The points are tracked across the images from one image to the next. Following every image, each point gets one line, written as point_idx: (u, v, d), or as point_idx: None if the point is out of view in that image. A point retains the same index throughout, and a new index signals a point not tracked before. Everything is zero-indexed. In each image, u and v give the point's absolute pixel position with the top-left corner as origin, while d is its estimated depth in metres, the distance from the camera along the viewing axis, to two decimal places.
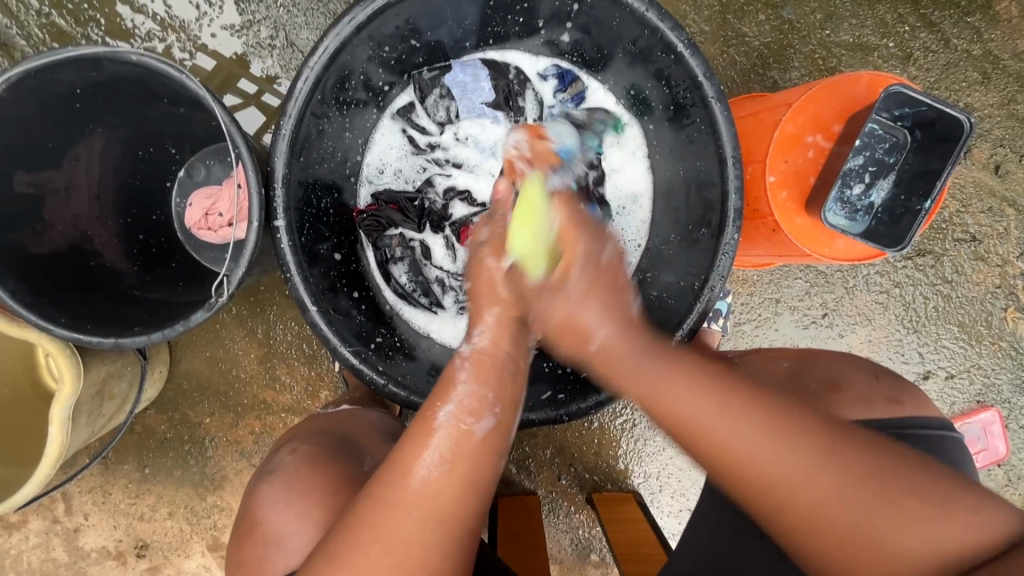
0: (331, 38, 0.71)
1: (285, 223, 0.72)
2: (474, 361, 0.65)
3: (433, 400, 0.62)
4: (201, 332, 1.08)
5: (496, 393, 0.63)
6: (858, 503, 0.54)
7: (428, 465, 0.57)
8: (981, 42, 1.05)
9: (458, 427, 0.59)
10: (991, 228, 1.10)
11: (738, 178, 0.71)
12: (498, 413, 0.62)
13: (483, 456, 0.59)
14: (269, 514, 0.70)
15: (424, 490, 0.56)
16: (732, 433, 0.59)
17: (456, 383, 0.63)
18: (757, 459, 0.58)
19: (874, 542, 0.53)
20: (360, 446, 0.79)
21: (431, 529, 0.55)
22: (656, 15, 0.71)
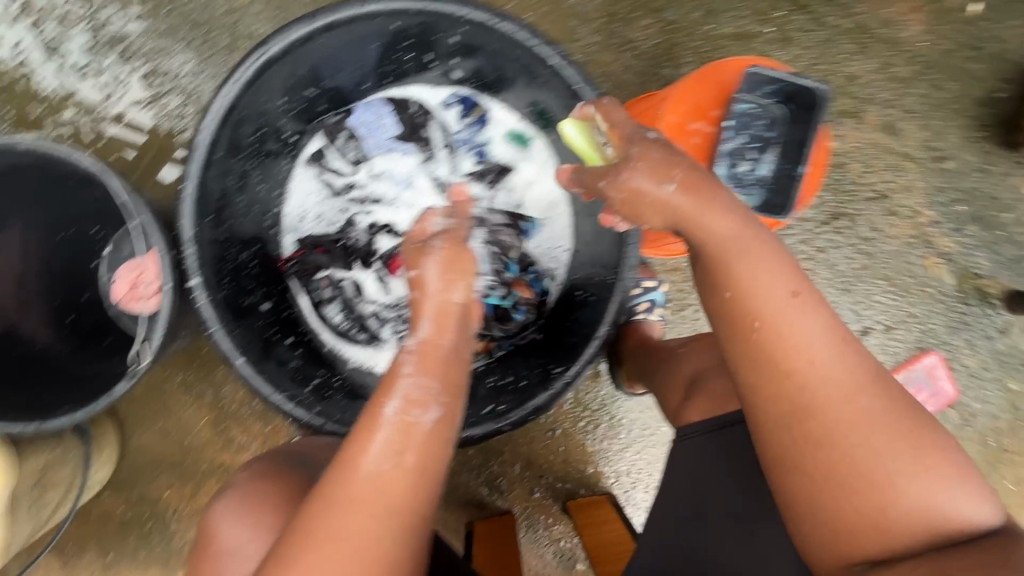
0: (219, 99, 0.72)
1: (201, 280, 0.74)
2: (419, 353, 0.63)
3: (380, 395, 0.61)
4: (148, 405, 1.06)
5: (444, 382, 0.62)
6: (890, 451, 0.56)
7: (381, 459, 0.57)
8: (851, 15, 1.13)
9: (404, 419, 0.59)
10: (896, 183, 1.16)
11: (629, 173, 0.77)
12: (444, 404, 0.61)
13: (428, 447, 0.59)
14: (224, 528, 0.70)
15: (375, 483, 0.56)
16: (808, 348, 0.57)
17: (400, 377, 0.62)
18: (819, 380, 0.57)
19: (885, 490, 0.55)
20: (316, 460, 0.76)
21: (386, 527, 0.55)
22: (526, 35, 0.74)
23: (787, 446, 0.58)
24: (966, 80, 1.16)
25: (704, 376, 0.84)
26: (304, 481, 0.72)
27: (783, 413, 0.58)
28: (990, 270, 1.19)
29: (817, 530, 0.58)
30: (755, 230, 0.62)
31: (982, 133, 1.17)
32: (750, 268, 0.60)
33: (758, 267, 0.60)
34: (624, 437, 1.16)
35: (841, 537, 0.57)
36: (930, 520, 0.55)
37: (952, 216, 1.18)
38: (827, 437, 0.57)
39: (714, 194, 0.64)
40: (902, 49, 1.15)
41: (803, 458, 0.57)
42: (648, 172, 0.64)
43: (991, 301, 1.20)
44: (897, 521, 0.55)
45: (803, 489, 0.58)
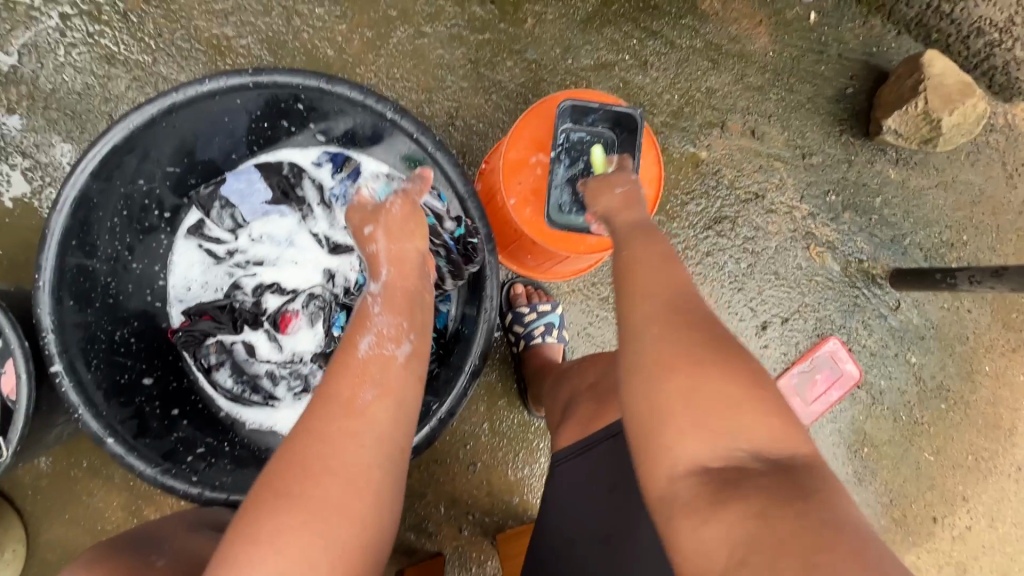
0: (69, 188, 0.75)
1: (62, 366, 0.74)
2: (385, 296, 0.74)
3: (355, 333, 0.69)
4: (53, 496, 1.04)
5: (409, 322, 0.72)
6: (726, 377, 0.56)
7: (365, 389, 0.64)
8: (700, 36, 1.22)
9: (381, 351, 0.68)
10: (768, 183, 1.24)
11: (477, 210, 0.82)
12: (414, 338, 0.71)
13: (404, 378, 0.67)
14: None
15: (367, 411, 0.62)
16: (671, 275, 0.63)
17: (372, 316, 0.71)
18: (676, 301, 0.60)
19: (715, 415, 0.55)
20: (157, 540, 0.67)
21: (374, 451, 0.61)
22: (362, 95, 0.81)
23: (632, 349, 0.60)
24: (816, 81, 1.25)
25: (574, 401, 0.85)
26: (143, 563, 0.61)
27: (643, 325, 0.60)
28: (871, 252, 1.26)
29: (644, 438, 0.58)
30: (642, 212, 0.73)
31: (840, 127, 1.26)
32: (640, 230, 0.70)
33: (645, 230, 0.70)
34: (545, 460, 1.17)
35: (666, 453, 0.56)
36: (738, 447, 0.54)
37: (826, 206, 1.25)
38: (663, 340, 0.58)
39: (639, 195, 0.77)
40: (753, 60, 1.23)
41: (644, 371, 0.58)
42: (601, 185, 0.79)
43: (878, 281, 1.26)
44: (722, 443, 0.54)
45: (640, 400, 0.58)
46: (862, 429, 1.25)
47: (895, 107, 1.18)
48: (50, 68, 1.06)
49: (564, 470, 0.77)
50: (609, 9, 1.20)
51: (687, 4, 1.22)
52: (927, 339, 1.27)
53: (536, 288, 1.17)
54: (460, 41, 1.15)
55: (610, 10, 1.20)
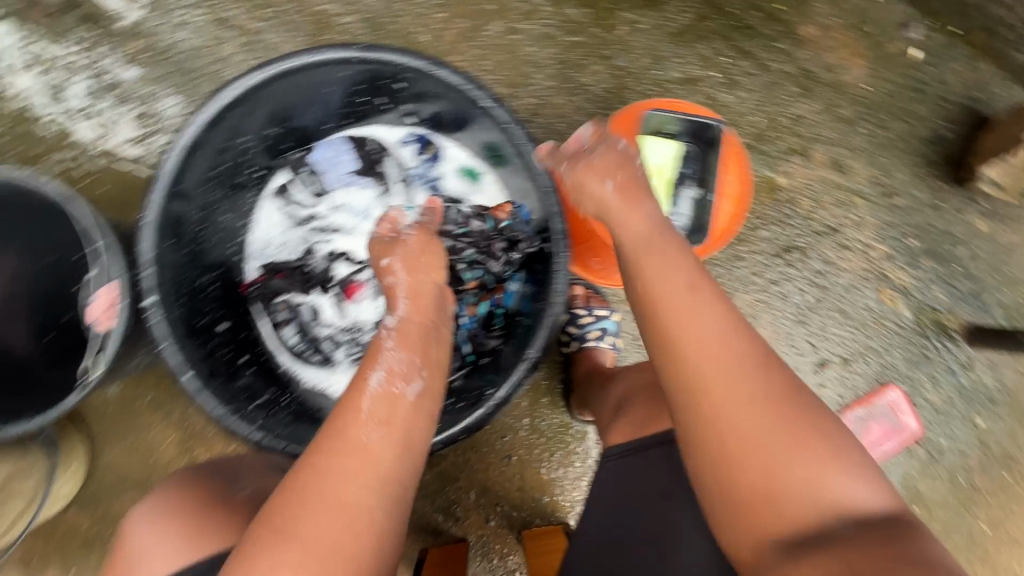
0: (182, 136, 0.79)
1: (155, 301, 0.80)
2: (398, 331, 0.74)
3: (366, 368, 0.70)
4: (117, 422, 1.11)
5: (420, 359, 0.71)
6: (789, 423, 0.59)
7: (370, 427, 0.64)
8: (794, 61, 1.20)
9: (390, 389, 0.67)
10: (846, 218, 1.20)
11: (558, 205, 0.83)
12: (426, 376, 0.71)
13: (410, 417, 0.67)
14: (137, 531, 0.68)
15: (365, 452, 0.62)
16: (718, 326, 0.63)
17: (384, 350, 0.71)
18: (726, 352, 0.62)
19: (785, 465, 0.58)
20: (239, 471, 0.76)
21: (375, 491, 0.61)
22: (462, 79, 0.82)
23: (692, 423, 0.62)
24: (912, 120, 1.21)
25: (629, 399, 0.85)
26: (225, 488, 0.71)
27: (695, 400, 0.62)
28: (948, 304, 1.20)
29: (730, 510, 0.60)
30: (664, 230, 0.74)
31: (931, 170, 1.21)
32: (670, 266, 0.69)
33: (674, 267, 0.69)
34: (581, 465, 1.16)
35: (747, 522, 0.59)
36: (817, 508, 0.57)
37: (906, 250, 1.20)
38: (721, 412, 0.60)
39: (644, 199, 0.77)
40: (846, 91, 1.20)
41: (716, 433, 0.60)
42: (599, 170, 0.80)
43: (952, 335, 1.20)
44: (803, 507, 0.57)
45: (716, 474, 0.60)
46: (914, 486, 1.19)
47: (996, 156, 1.13)
48: (168, 26, 1.14)
49: (612, 468, 0.78)
50: (703, 24, 1.19)
51: (785, 27, 1.20)
52: (997, 404, 1.20)
53: (595, 292, 1.17)
54: (551, 40, 1.17)
55: (704, 25, 1.19)
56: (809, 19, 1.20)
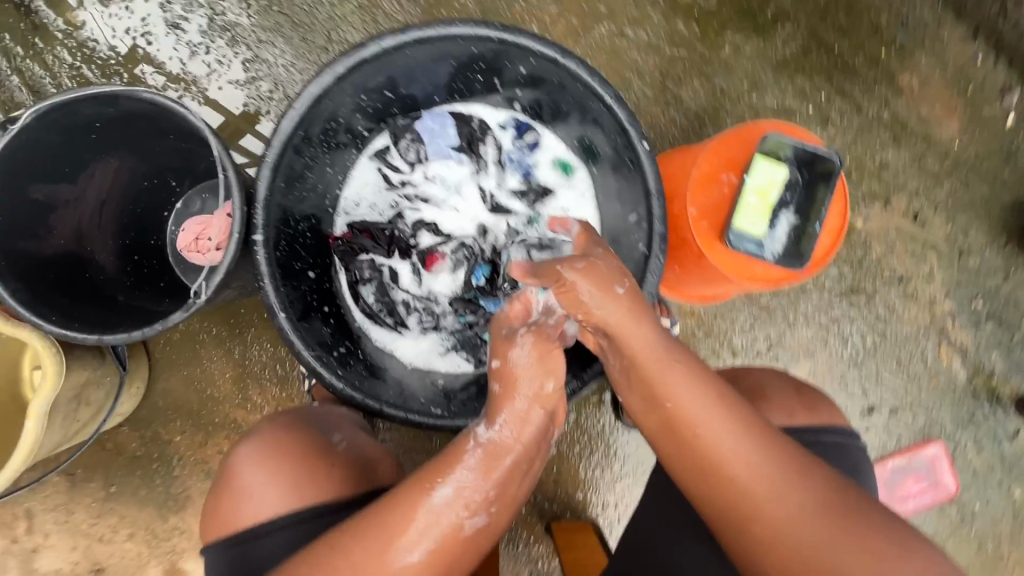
0: (314, 85, 0.83)
1: (263, 238, 0.82)
2: (488, 449, 0.69)
3: (432, 475, 0.68)
4: (180, 351, 1.14)
5: (494, 496, 0.68)
6: (827, 525, 0.63)
7: (413, 550, 0.64)
8: (889, 108, 1.21)
9: (452, 520, 0.66)
10: (916, 269, 1.21)
11: (661, 210, 0.85)
12: (491, 512, 0.68)
13: (459, 550, 0.66)
14: (245, 469, 0.79)
15: (402, 575, 0.63)
16: (744, 443, 0.67)
17: (461, 465, 0.68)
18: (756, 469, 0.66)
19: (827, 562, 0.62)
20: (331, 422, 0.86)
21: None
22: (588, 73, 0.84)
23: (736, 535, 0.66)
24: (995, 184, 1.21)
25: None
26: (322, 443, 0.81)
27: (728, 504, 0.66)
28: (1004, 371, 1.20)
29: None
30: (670, 349, 0.71)
31: (1006, 237, 1.21)
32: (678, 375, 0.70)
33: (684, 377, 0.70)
34: (618, 468, 1.18)
35: None
36: None
37: (970, 310, 1.21)
38: (756, 516, 0.65)
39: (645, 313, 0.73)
40: (936, 145, 1.21)
41: (753, 534, 0.65)
42: (595, 282, 0.72)
43: (1002, 402, 1.20)
44: None
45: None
46: (942, 545, 1.19)
47: None
48: None
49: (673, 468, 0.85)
50: (807, 58, 1.20)
51: (886, 73, 1.21)
52: None
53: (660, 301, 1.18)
54: (656, 50, 1.19)
55: (808, 59, 1.20)
56: (911, 69, 1.21)
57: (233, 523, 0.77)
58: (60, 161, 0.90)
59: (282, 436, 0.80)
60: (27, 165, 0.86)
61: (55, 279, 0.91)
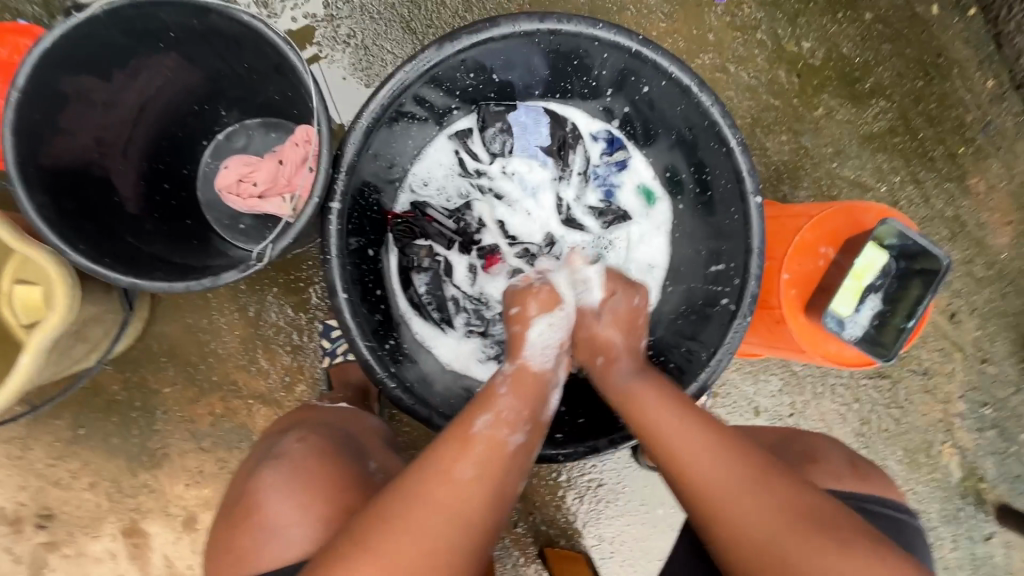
0: (430, 53, 0.76)
1: (339, 207, 0.75)
2: (515, 378, 0.75)
3: (475, 410, 0.70)
4: (189, 296, 1.03)
5: (532, 413, 0.72)
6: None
7: (464, 465, 0.64)
8: (954, 206, 1.21)
9: (494, 435, 0.67)
10: (941, 366, 1.22)
11: (760, 269, 0.80)
12: (528, 431, 0.71)
13: (512, 470, 0.67)
14: (270, 501, 0.68)
15: (457, 493, 0.62)
16: (720, 457, 0.68)
17: (497, 396, 0.72)
18: (707, 450, 0.69)
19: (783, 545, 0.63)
20: (365, 450, 0.78)
21: (458, 525, 0.61)
22: (718, 111, 0.79)
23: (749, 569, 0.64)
24: None
25: None
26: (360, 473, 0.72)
27: (733, 525, 0.66)
28: (993, 477, 1.23)
29: None
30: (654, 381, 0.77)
31: None
32: (663, 409, 0.73)
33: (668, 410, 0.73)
34: (621, 504, 1.15)
35: None
36: None
37: (978, 416, 1.23)
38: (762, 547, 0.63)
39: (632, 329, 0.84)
40: (987, 252, 1.22)
41: None
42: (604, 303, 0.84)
43: (985, 506, 1.23)
44: None
45: None
46: None
47: None
48: None
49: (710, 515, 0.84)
50: (891, 138, 1.20)
51: (959, 171, 1.21)
52: None
53: None
54: (752, 94, 1.17)
55: (892, 139, 1.20)
56: (983, 172, 1.21)
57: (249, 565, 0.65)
58: (109, 60, 0.78)
59: (313, 464, 0.70)
60: (74, 57, 0.74)
61: (80, 196, 0.80)
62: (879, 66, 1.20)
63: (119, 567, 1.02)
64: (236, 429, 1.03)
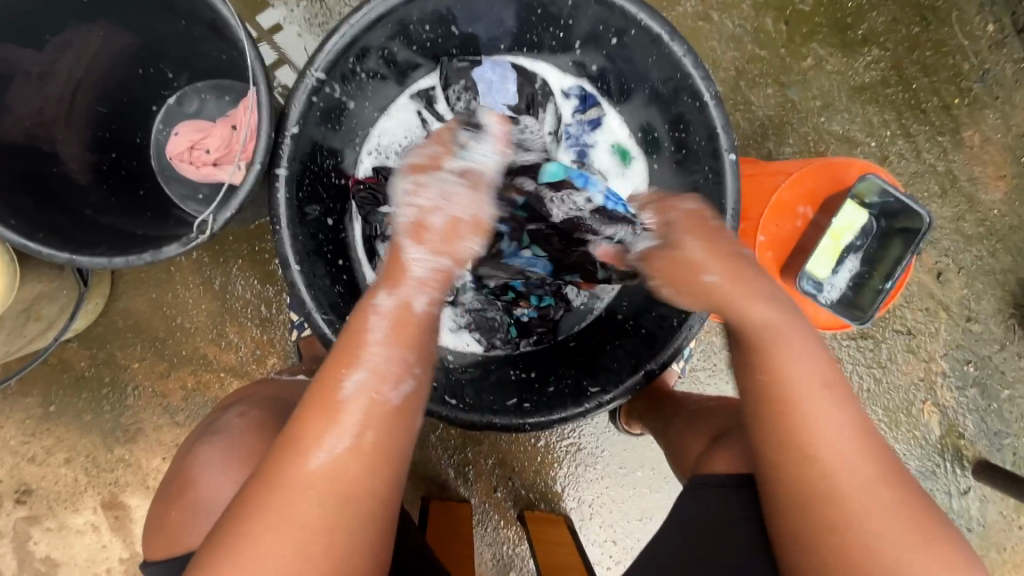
0: (378, 3, 0.71)
1: (287, 173, 0.71)
2: (394, 319, 0.60)
3: (340, 365, 0.58)
4: (152, 271, 1.00)
5: (416, 355, 0.60)
6: (899, 536, 0.54)
7: (334, 438, 0.55)
8: (947, 160, 1.16)
9: (371, 397, 0.57)
10: (925, 326, 1.20)
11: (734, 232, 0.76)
12: (418, 374, 0.60)
13: (393, 427, 0.57)
14: (207, 478, 0.68)
15: (326, 468, 0.54)
16: (828, 388, 0.59)
17: (367, 347, 0.59)
18: (828, 410, 0.58)
19: (886, 551, 0.53)
20: None
21: (327, 500, 0.54)
22: (691, 62, 0.74)
23: (795, 498, 0.58)
24: (1018, 258, 1.19)
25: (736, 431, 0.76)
26: None
27: (819, 428, 0.58)
28: (973, 433, 1.22)
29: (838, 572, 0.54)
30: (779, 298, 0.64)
31: (1013, 310, 1.20)
32: (785, 327, 0.62)
33: (783, 324, 0.62)
34: (601, 467, 1.15)
35: None
36: None
37: (960, 373, 1.21)
38: (817, 485, 0.57)
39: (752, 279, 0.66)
40: (977, 209, 1.17)
41: (820, 537, 0.55)
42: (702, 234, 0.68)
43: (964, 463, 1.22)
44: None
45: (830, 548, 0.55)
46: None
47: None
48: None
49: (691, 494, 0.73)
50: (883, 89, 1.14)
51: (952, 123, 1.15)
52: (973, 534, 1.23)
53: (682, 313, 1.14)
54: (737, 44, 1.10)
55: (883, 90, 1.14)
56: (978, 124, 1.16)
57: (184, 543, 0.64)
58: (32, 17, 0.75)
59: (250, 436, 0.69)
60: None
61: (15, 167, 0.77)
62: (873, 11, 1.13)
63: (100, 539, 1.03)
64: (208, 403, 1.02)
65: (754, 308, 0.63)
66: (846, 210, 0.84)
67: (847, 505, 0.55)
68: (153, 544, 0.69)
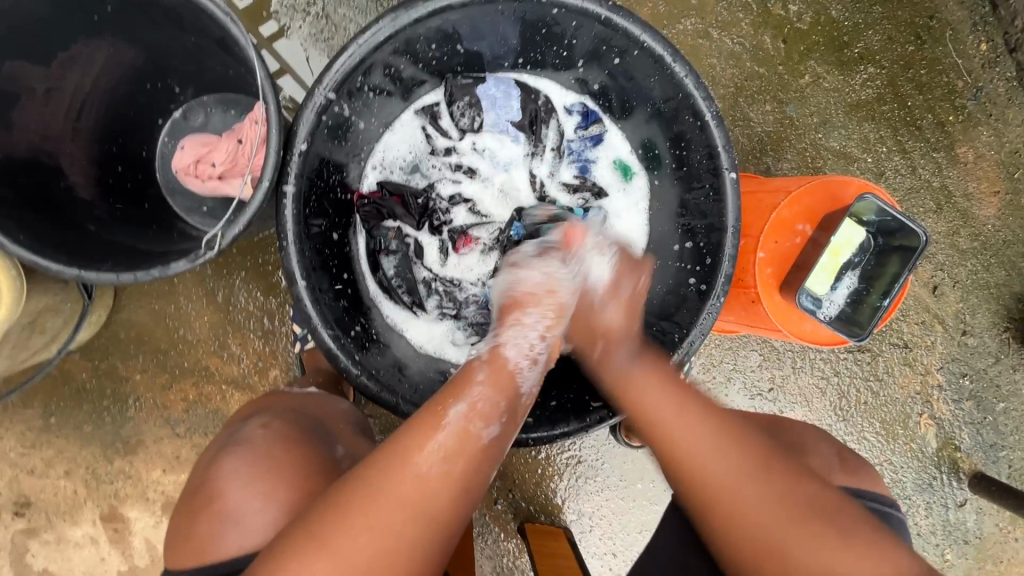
0: (386, 23, 0.72)
1: (294, 189, 0.72)
2: (493, 366, 0.69)
3: (447, 397, 0.65)
4: (155, 283, 1.01)
5: (508, 402, 0.68)
6: (807, 543, 0.59)
7: (434, 459, 0.60)
8: (941, 176, 1.17)
9: (467, 426, 0.63)
10: (921, 339, 1.21)
11: (734, 247, 0.77)
12: (504, 421, 0.66)
13: (479, 459, 0.63)
14: (231, 489, 0.67)
15: (422, 484, 0.58)
16: (688, 407, 0.69)
17: (470, 384, 0.66)
18: (688, 430, 0.67)
19: (786, 545, 0.60)
20: (331, 436, 0.79)
21: (417, 519, 0.57)
22: (692, 82, 0.76)
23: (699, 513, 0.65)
24: (1012, 272, 1.20)
25: None
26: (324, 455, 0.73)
27: (696, 446, 0.66)
28: (969, 446, 1.23)
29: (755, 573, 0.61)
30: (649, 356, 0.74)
31: (1007, 324, 1.21)
32: (639, 371, 0.73)
33: (639, 370, 0.73)
34: (601, 480, 1.16)
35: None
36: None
37: (956, 387, 1.22)
38: (704, 495, 0.64)
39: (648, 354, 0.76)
40: (971, 223, 1.19)
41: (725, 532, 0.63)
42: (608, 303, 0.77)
43: (960, 475, 1.23)
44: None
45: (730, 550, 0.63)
46: None
47: None
48: None
49: None
50: (879, 106, 1.16)
51: (947, 139, 1.17)
52: (969, 546, 1.24)
53: None
54: (736, 61, 1.12)
55: (879, 107, 1.16)
56: (972, 141, 1.18)
57: (214, 553, 0.63)
58: (40, 34, 0.75)
59: (276, 447, 0.70)
60: None
61: (21, 181, 0.77)
62: (868, 30, 1.15)
63: (99, 552, 1.02)
64: (209, 414, 1.02)
65: (656, 390, 0.71)
66: (846, 226, 0.85)
67: (742, 508, 0.62)
68: (172, 558, 0.67)
